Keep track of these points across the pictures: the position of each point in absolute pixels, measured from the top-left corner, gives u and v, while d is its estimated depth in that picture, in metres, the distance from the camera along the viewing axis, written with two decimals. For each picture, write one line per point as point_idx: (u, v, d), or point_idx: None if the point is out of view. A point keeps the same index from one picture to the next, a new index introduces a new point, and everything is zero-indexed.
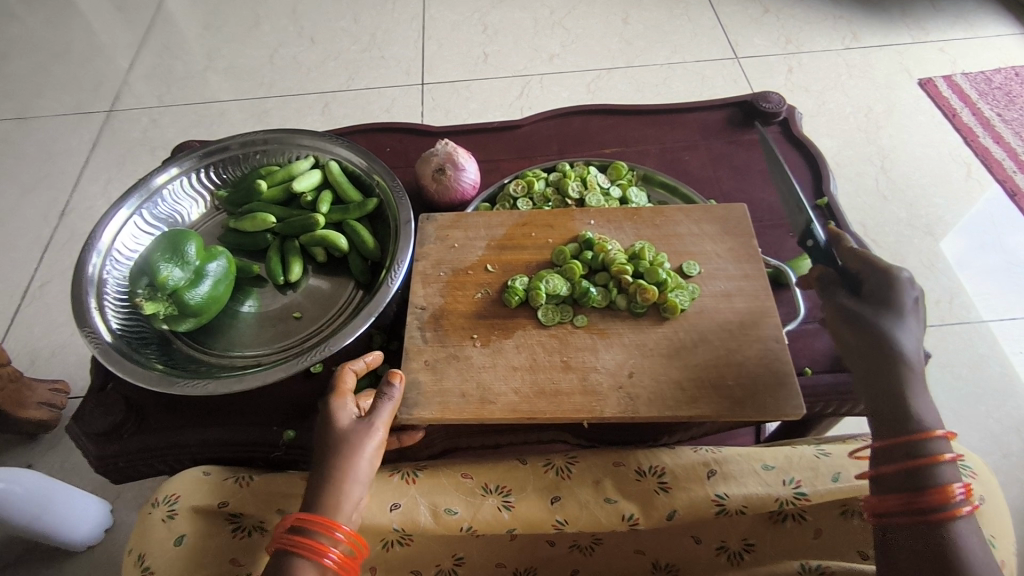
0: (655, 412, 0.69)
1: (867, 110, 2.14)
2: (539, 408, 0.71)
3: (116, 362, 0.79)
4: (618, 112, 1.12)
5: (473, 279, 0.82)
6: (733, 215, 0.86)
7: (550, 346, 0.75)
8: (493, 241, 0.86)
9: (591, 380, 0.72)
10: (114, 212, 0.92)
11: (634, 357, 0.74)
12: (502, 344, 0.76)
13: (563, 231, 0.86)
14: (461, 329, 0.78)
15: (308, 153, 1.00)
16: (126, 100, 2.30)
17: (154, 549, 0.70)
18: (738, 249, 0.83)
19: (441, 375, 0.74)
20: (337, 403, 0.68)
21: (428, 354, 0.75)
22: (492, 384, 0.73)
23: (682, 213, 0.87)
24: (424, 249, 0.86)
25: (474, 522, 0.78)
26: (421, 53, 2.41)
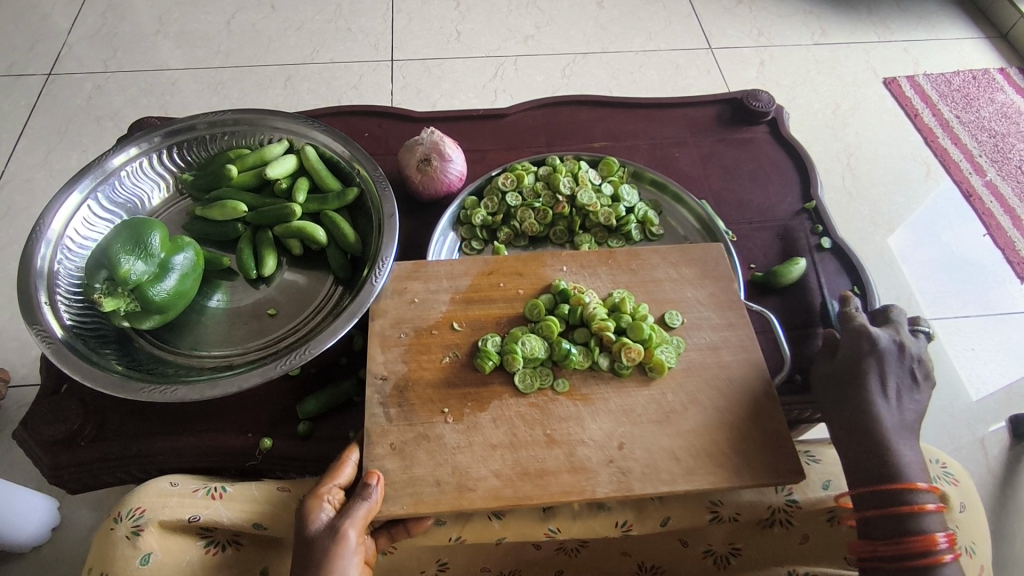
0: (649, 489, 0.65)
1: (835, 107, 2.17)
2: (523, 493, 0.65)
3: (69, 361, 0.72)
4: (605, 105, 1.08)
5: (437, 341, 0.75)
6: (710, 256, 0.82)
7: (530, 419, 0.69)
8: (457, 295, 0.78)
9: (578, 456, 0.67)
10: (65, 195, 0.84)
11: (622, 426, 0.69)
12: (476, 419, 0.69)
13: (533, 279, 0.80)
14: (430, 403, 0.70)
15: (281, 136, 0.93)
16: (68, 63, 2.13)
17: (117, 569, 0.65)
18: (720, 295, 0.79)
19: (410, 462, 0.66)
20: (311, 506, 0.65)
21: (394, 436, 0.68)
22: (470, 467, 0.66)
23: (656, 256, 0.82)
24: (382, 305, 0.77)
25: (462, 533, 0.76)
26: (390, 28, 2.30)
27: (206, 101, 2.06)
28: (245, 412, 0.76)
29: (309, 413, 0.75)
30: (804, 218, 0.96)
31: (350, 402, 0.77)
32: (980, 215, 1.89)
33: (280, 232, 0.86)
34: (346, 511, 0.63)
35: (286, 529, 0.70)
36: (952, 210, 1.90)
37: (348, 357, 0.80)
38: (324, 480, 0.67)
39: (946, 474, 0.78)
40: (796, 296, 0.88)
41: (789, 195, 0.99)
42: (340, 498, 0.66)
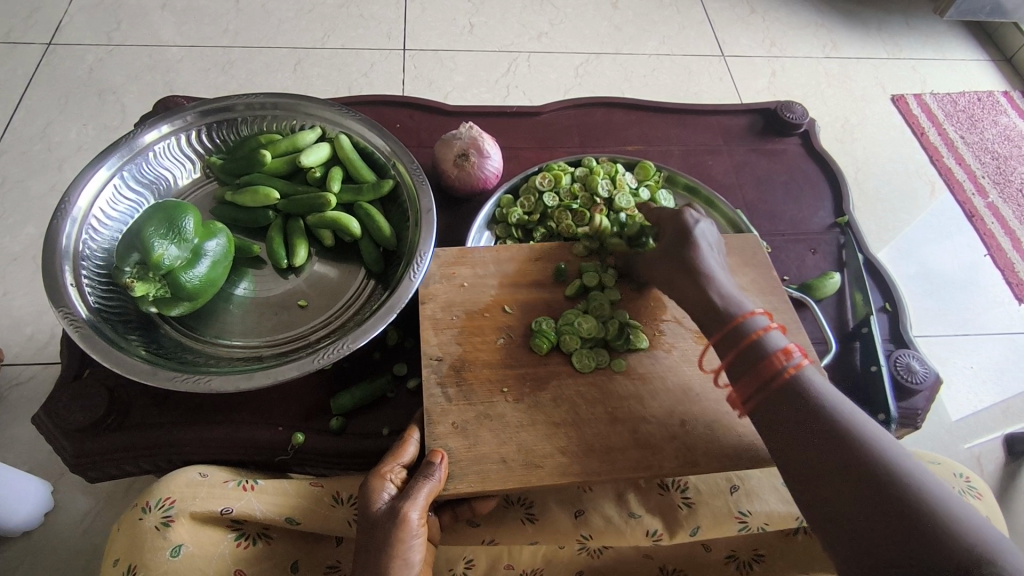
0: (717, 464, 0.66)
1: (844, 120, 2.19)
2: (591, 470, 0.65)
3: (95, 345, 0.69)
4: (640, 107, 1.08)
5: (492, 323, 0.75)
6: (746, 246, 0.84)
7: (591, 398, 0.69)
8: (506, 278, 0.78)
9: (643, 432, 0.67)
10: (92, 171, 0.81)
11: (683, 406, 0.69)
12: (537, 398, 0.69)
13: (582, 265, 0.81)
14: (489, 381, 0.70)
15: (314, 123, 0.90)
16: (69, 33, 2.06)
17: (147, 561, 0.63)
18: (762, 281, 0.81)
19: (475, 440, 0.66)
20: (375, 484, 0.64)
21: (456, 416, 0.67)
22: (535, 445, 0.66)
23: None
24: (429, 289, 0.77)
25: (498, 535, 0.76)
26: (403, 16, 2.27)
27: (212, 80, 2.02)
28: (280, 405, 0.74)
29: (344, 408, 0.74)
30: (836, 234, 0.96)
31: (384, 399, 0.76)
32: (981, 234, 1.91)
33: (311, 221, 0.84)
34: (409, 490, 0.62)
35: (318, 523, 0.69)
36: (951, 220, 1.94)
37: (382, 352, 0.79)
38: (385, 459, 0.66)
39: (970, 488, 0.79)
40: (828, 308, 0.88)
41: (822, 209, 0.99)
42: (402, 478, 0.66)
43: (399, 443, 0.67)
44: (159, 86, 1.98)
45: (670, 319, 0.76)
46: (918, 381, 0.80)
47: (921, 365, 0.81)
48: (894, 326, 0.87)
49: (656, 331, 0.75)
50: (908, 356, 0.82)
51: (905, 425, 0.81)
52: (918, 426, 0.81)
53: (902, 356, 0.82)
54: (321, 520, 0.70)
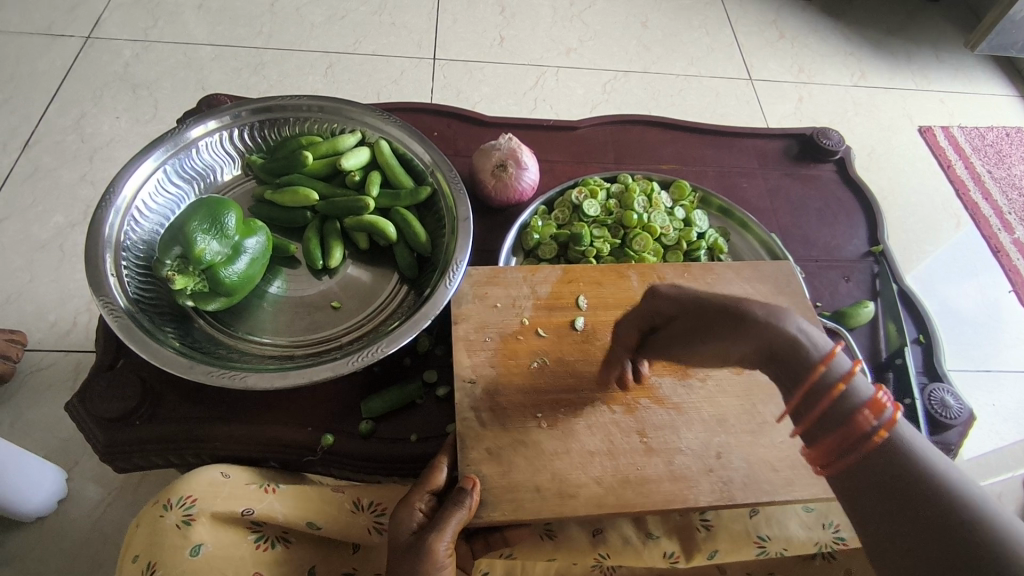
0: (754, 499, 0.65)
1: (870, 149, 2.18)
2: (625, 500, 0.64)
3: (131, 335, 0.69)
4: (676, 127, 1.08)
5: (524, 347, 0.74)
6: (781, 273, 0.83)
7: (626, 425, 0.69)
8: (539, 301, 0.78)
9: (677, 465, 0.67)
10: (138, 162, 0.82)
11: (717, 437, 0.69)
12: (571, 425, 0.69)
13: (613, 291, 0.80)
14: (523, 406, 0.70)
15: (355, 127, 0.91)
16: (108, 28, 2.10)
17: (166, 558, 0.63)
18: (795, 311, 0.80)
19: (509, 467, 0.65)
20: (402, 512, 0.63)
21: (489, 441, 0.67)
22: (569, 473, 0.65)
23: (731, 270, 0.83)
24: (462, 310, 0.77)
25: (514, 552, 0.74)
26: (435, 26, 2.30)
27: (244, 80, 2.04)
28: (310, 407, 0.74)
29: (375, 412, 0.74)
30: (870, 262, 0.95)
31: (413, 405, 0.76)
32: (1006, 270, 1.89)
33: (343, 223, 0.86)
34: (437, 517, 0.61)
35: (338, 529, 0.69)
36: (975, 256, 1.93)
37: (412, 358, 0.79)
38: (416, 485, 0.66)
39: None
40: (860, 338, 0.87)
41: (856, 237, 0.99)
42: (429, 505, 0.65)
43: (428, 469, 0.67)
44: (191, 83, 2.00)
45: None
46: (952, 416, 0.79)
47: (955, 400, 0.80)
48: (928, 359, 0.85)
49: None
50: (942, 390, 0.80)
51: None
52: (951, 460, 0.80)
53: (935, 390, 0.80)
54: (342, 527, 0.69)
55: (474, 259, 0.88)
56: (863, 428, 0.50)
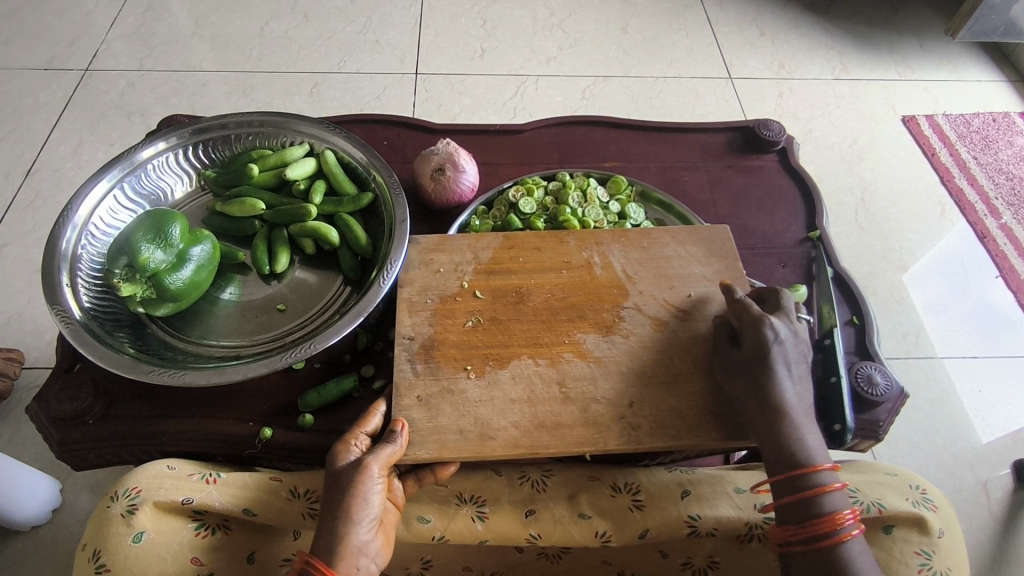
0: (657, 442, 0.70)
1: (852, 142, 2.18)
2: (540, 443, 0.69)
3: (84, 343, 0.75)
4: (620, 126, 1.11)
5: (461, 307, 0.80)
6: (717, 237, 0.87)
7: (547, 376, 0.74)
8: (479, 266, 0.84)
9: (591, 412, 0.72)
10: (94, 183, 0.88)
11: (633, 388, 0.74)
12: (497, 376, 0.74)
13: (551, 254, 0.85)
14: (455, 360, 0.75)
15: (304, 140, 0.97)
16: (104, 60, 2.20)
17: (110, 545, 0.67)
18: (725, 271, 0.83)
19: (436, 412, 0.71)
20: (341, 447, 0.69)
21: (421, 390, 0.72)
22: (491, 419, 0.71)
23: (668, 235, 0.87)
24: (409, 275, 0.83)
25: (446, 532, 0.77)
26: (418, 42, 2.36)
27: (233, 102, 2.13)
28: (253, 401, 0.78)
29: (312, 406, 0.77)
30: (807, 247, 0.97)
31: (350, 397, 0.79)
32: (992, 256, 1.87)
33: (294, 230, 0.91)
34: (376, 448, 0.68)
35: (274, 515, 0.73)
36: (962, 243, 1.90)
37: (351, 354, 0.83)
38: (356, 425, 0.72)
39: (925, 500, 0.75)
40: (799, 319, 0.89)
41: (794, 223, 1.00)
42: (367, 445, 0.71)
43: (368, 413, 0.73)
44: (183, 108, 2.09)
45: (630, 306, 0.80)
46: (880, 393, 0.81)
47: (883, 377, 0.82)
48: (859, 340, 0.87)
49: (616, 318, 0.79)
50: (870, 367, 0.82)
51: (866, 437, 0.81)
52: (881, 437, 0.81)
53: (863, 367, 0.83)
54: (278, 514, 0.73)
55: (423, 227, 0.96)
56: (831, 533, 0.64)
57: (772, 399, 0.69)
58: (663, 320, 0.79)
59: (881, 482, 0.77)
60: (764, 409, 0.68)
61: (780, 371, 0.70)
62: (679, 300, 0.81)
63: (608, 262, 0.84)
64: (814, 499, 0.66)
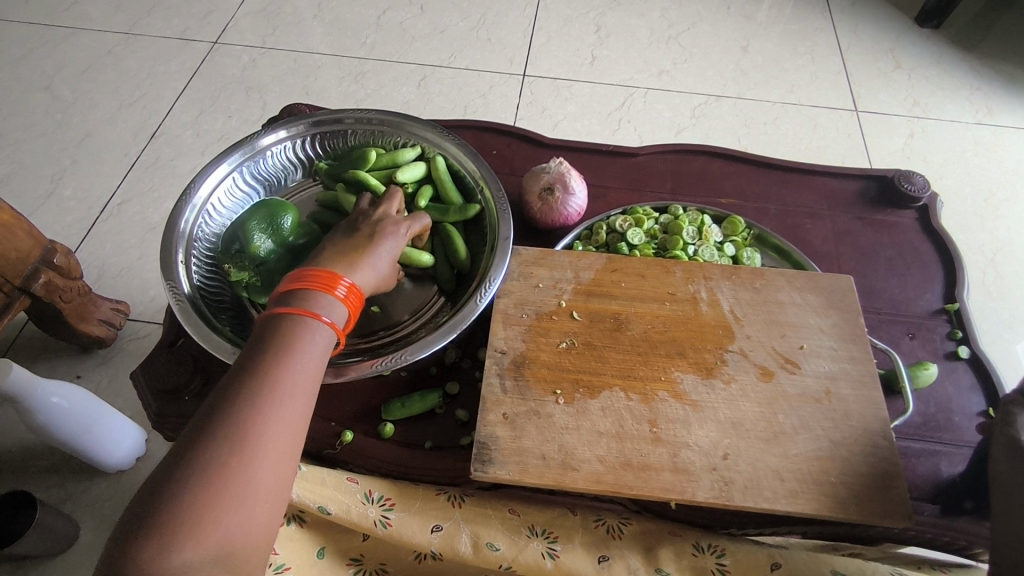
0: (750, 502, 0.66)
1: (987, 195, 1.97)
2: (624, 482, 0.68)
3: (191, 322, 0.77)
4: (741, 160, 1.04)
5: (557, 326, 0.79)
6: (837, 287, 0.83)
7: (639, 413, 0.72)
8: (579, 286, 0.82)
9: (681, 458, 0.69)
10: (216, 165, 0.90)
11: (728, 438, 0.70)
12: (586, 404, 0.73)
13: (654, 283, 0.82)
14: (545, 381, 0.74)
15: (416, 142, 0.96)
16: (233, 35, 2.32)
17: None
18: (843, 328, 0.79)
19: (520, 433, 0.71)
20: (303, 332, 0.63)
21: (507, 407, 0.72)
22: (575, 449, 0.70)
23: (783, 278, 0.83)
24: (508, 285, 0.82)
25: (514, 563, 0.74)
26: (529, 43, 2.34)
27: (345, 87, 2.19)
28: (340, 402, 0.79)
29: (394, 416, 0.77)
30: (941, 320, 0.88)
31: (432, 412, 0.78)
32: None
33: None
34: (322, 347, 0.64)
35: (345, 516, 0.75)
36: None
37: (438, 367, 0.82)
38: (300, 305, 0.65)
39: None
40: (920, 401, 0.80)
41: (929, 291, 0.91)
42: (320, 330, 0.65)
43: (322, 297, 0.66)
44: (298, 88, 2.17)
45: (734, 350, 0.77)
46: None
47: None
48: None
49: (718, 360, 0.76)
50: None
51: None
52: None
53: None
54: (349, 514, 0.75)
55: (526, 236, 0.94)
56: None
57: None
58: (770, 371, 0.75)
59: None
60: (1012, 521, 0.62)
61: None
62: (790, 352, 0.77)
63: (715, 299, 0.81)
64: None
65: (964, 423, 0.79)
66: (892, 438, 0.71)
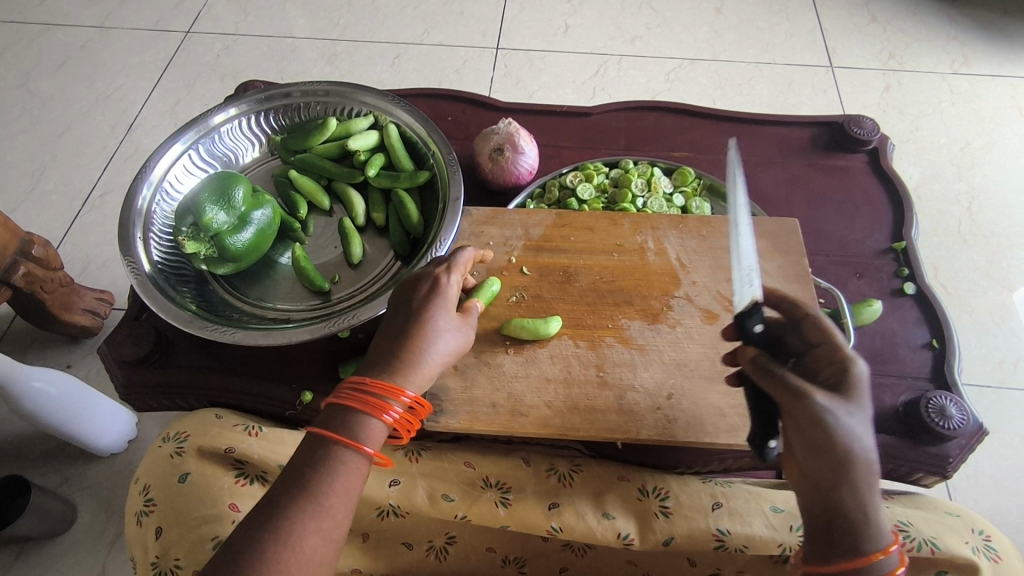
0: (693, 437, 0.69)
1: (964, 144, 1.97)
2: (571, 424, 0.70)
3: (151, 296, 0.79)
4: (695, 114, 1.05)
5: (508, 282, 0.81)
6: (783, 230, 0.84)
7: (586, 359, 0.74)
8: (529, 242, 0.84)
9: (627, 399, 0.71)
10: (171, 143, 0.92)
11: (673, 379, 0.72)
12: (536, 353, 0.75)
13: (602, 235, 0.84)
14: (495, 334, 0.77)
15: (369, 111, 0.97)
16: (205, 23, 2.32)
17: (161, 482, 0.72)
18: (788, 268, 0.81)
19: (471, 383, 0.73)
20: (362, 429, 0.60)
21: (458, 360, 0.75)
22: (524, 396, 0.72)
23: (730, 225, 0.85)
24: (459, 244, 0.84)
25: (468, 513, 0.77)
26: (501, 16, 2.33)
27: (319, 70, 2.18)
28: (298, 365, 0.80)
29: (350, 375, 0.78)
30: (889, 259, 0.89)
31: None
32: None
33: (363, 212, 0.92)
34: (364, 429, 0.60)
35: None
36: None
37: None
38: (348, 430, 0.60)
39: (987, 548, 0.68)
40: (864, 337, 0.82)
41: (878, 232, 0.92)
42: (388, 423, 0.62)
43: (369, 416, 0.61)
44: (272, 74, 2.17)
45: (680, 296, 0.78)
46: (952, 427, 0.72)
47: (958, 410, 0.73)
48: (938, 365, 0.79)
49: (664, 306, 0.78)
50: (944, 398, 0.74)
51: (932, 473, 0.73)
52: (949, 475, 0.74)
53: (936, 396, 0.74)
54: None
55: (480, 197, 0.95)
56: None
57: (832, 441, 0.56)
58: (714, 313, 0.77)
59: (939, 519, 0.70)
60: (829, 458, 0.56)
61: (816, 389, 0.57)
62: (735, 294, 0.78)
63: (662, 248, 0.83)
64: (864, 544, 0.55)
65: (909, 355, 0.80)
66: None
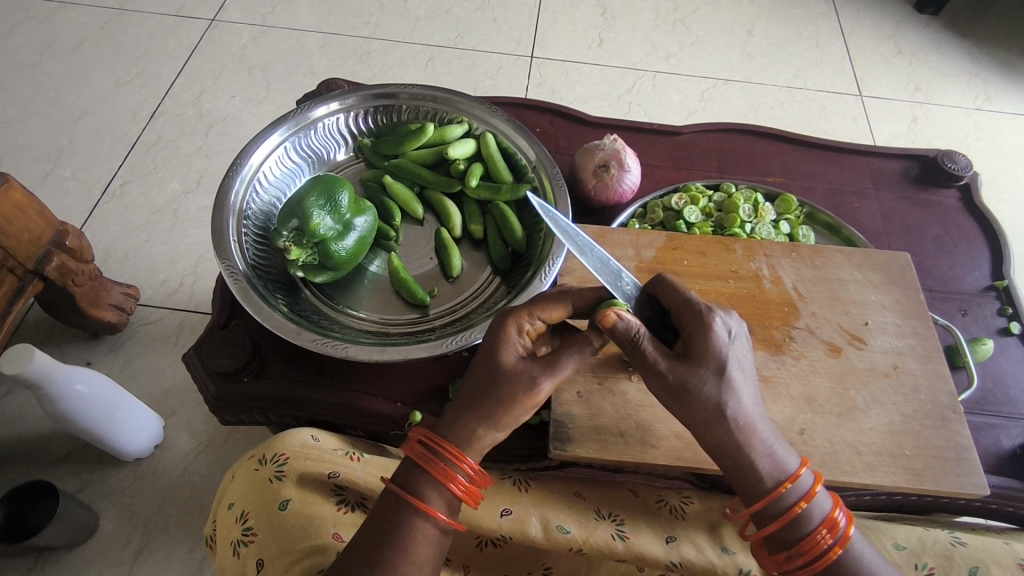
0: (830, 476, 0.67)
1: (990, 179, 2.01)
2: (704, 458, 0.68)
3: (251, 300, 0.75)
4: (785, 139, 1.04)
5: None
6: (895, 265, 0.83)
7: None
8: (641, 264, 0.82)
9: None
10: (262, 138, 0.87)
11: (804, 414, 0.71)
12: None
13: (717, 261, 0.82)
14: (617, 360, 0.74)
15: (463, 118, 0.94)
16: (231, 12, 2.25)
17: (261, 508, 0.68)
18: (905, 304, 0.80)
19: (596, 411, 0.71)
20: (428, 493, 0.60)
21: (581, 385, 0.72)
22: (653, 425, 0.70)
23: (842, 256, 0.83)
24: (569, 264, 0.82)
25: (585, 544, 0.73)
26: (535, 25, 2.31)
27: (350, 67, 2.13)
28: (401, 382, 0.77)
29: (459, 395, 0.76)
30: (991, 297, 0.89)
31: None
32: None
33: (460, 224, 0.89)
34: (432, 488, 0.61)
35: None
36: None
37: None
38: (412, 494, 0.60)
39: None
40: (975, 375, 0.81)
41: (977, 269, 0.92)
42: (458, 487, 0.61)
43: (431, 482, 0.60)
44: (302, 68, 2.11)
45: (802, 327, 0.77)
46: None
47: None
48: None
49: (786, 336, 0.76)
50: None
51: None
52: None
53: None
54: None
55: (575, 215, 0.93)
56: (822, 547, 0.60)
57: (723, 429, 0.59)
58: (838, 347, 0.76)
59: None
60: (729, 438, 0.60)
61: (677, 375, 0.58)
62: (855, 329, 0.77)
63: (778, 277, 0.81)
64: (769, 503, 0.61)
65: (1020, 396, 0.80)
66: (961, 412, 0.72)
